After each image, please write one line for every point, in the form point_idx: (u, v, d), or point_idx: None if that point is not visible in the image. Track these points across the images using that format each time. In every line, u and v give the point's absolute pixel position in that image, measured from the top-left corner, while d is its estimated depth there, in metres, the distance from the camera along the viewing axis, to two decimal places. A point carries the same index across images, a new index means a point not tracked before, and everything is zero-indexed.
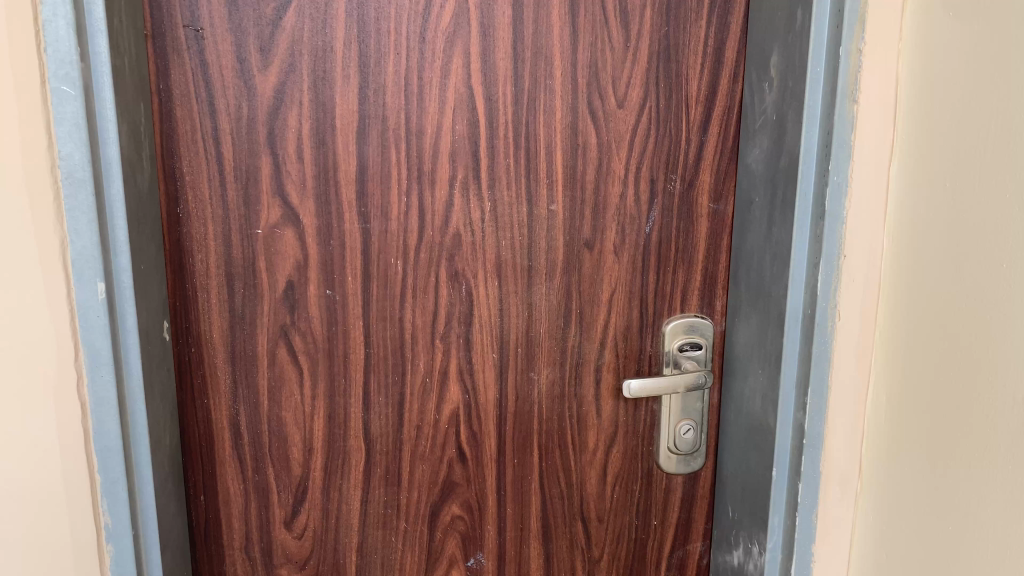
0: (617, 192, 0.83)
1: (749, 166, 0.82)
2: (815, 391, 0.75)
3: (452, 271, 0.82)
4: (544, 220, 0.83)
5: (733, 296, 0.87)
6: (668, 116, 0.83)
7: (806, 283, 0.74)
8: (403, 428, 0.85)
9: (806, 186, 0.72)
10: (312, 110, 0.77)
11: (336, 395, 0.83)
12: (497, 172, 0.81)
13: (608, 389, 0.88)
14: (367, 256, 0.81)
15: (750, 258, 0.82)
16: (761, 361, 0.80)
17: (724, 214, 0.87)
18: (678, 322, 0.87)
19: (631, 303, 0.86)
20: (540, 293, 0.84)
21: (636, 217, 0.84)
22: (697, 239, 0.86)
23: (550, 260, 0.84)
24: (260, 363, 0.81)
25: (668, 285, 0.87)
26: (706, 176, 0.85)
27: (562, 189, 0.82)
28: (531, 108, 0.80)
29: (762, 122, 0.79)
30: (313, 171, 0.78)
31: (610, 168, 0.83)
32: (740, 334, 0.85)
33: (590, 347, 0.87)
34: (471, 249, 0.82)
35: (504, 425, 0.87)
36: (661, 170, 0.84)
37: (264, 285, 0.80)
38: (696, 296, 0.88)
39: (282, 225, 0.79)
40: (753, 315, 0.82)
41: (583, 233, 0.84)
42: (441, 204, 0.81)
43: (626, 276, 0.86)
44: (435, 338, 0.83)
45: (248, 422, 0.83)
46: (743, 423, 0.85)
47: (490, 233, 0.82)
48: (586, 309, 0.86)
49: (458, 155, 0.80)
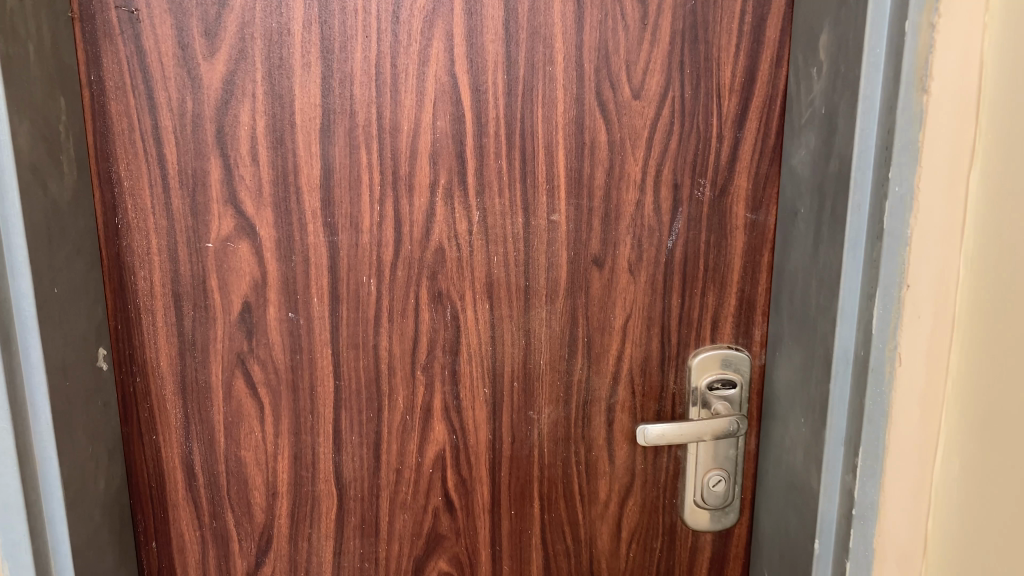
0: (633, 200, 0.70)
1: (795, 168, 0.67)
2: (868, 452, 0.60)
3: (435, 293, 0.70)
4: (544, 234, 0.70)
5: (773, 325, 0.72)
6: (696, 107, 0.69)
7: (859, 319, 0.60)
8: (380, 472, 0.73)
9: (861, 199, 0.58)
10: (267, 103, 0.65)
11: (302, 433, 0.72)
12: (488, 176, 0.68)
13: (622, 432, 0.75)
14: (335, 274, 0.69)
15: (793, 282, 0.68)
16: (805, 410, 0.66)
17: (764, 225, 0.71)
18: (712, 354, 0.73)
19: (650, 332, 0.73)
20: (539, 319, 0.72)
21: (656, 229, 0.71)
22: (732, 256, 0.72)
23: (551, 279, 0.71)
24: (215, 396, 0.71)
25: (696, 311, 0.73)
26: (743, 180, 0.71)
27: (565, 196, 0.69)
28: (528, 101, 0.67)
29: (810, 117, 0.64)
30: (269, 175, 0.66)
31: (625, 171, 0.69)
32: (782, 373, 0.70)
33: (599, 382, 0.73)
34: (457, 266, 0.70)
35: (499, 471, 0.75)
36: (687, 174, 0.70)
37: (217, 307, 0.69)
38: (730, 324, 0.73)
39: (235, 237, 0.68)
40: (795, 351, 0.68)
41: (591, 249, 0.70)
42: (421, 214, 0.68)
43: (644, 300, 0.72)
44: (417, 369, 0.72)
45: (203, 462, 0.72)
46: (782, 479, 0.71)
47: (479, 248, 0.70)
48: (595, 337, 0.72)
49: (441, 157, 0.67)
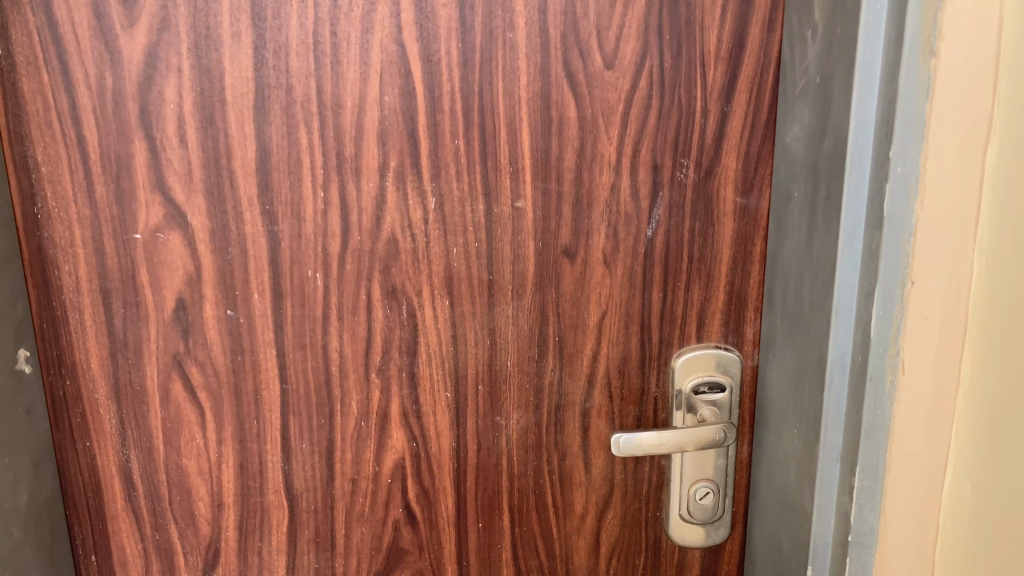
0: (607, 183, 0.62)
1: (788, 146, 0.59)
2: (866, 472, 0.53)
3: (388, 288, 0.63)
4: (509, 222, 0.62)
5: (766, 323, 0.65)
6: (677, 78, 0.61)
7: (856, 320, 0.52)
8: (334, 482, 0.67)
9: (859, 182, 0.50)
10: (194, 78, 0.58)
11: (247, 440, 0.66)
12: (444, 157, 0.61)
13: (599, 439, 0.68)
14: (276, 268, 0.62)
15: (786, 276, 0.60)
16: (798, 420, 0.59)
17: (756, 210, 0.64)
18: (698, 354, 0.66)
19: (629, 330, 0.65)
20: (505, 316, 0.65)
21: (634, 215, 0.63)
22: (720, 245, 0.64)
23: (518, 273, 0.64)
24: (151, 401, 0.65)
25: (680, 306, 0.65)
26: (732, 160, 0.63)
27: (532, 179, 0.62)
28: (487, 73, 0.59)
29: (805, 88, 0.56)
30: (199, 158, 0.60)
31: (598, 152, 0.62)
32: (774, 377, 0.63)
33: (573, 386, 0.66)
34: (412, 259, 0.63)
35: (464, 481, 0.68)
36: (668, 154, 0.62)
37: (149, 304, 0.63)
38: (719, 321, 0.66)
39: (165, 228, 0.61)
40: (788, 354, 0.60)
41: (561, 239, 0.63)
42: (370, 200, 0.61)
43: (622, 295, 0.64)
44: (371, 372, 0.65)
45: (142, 471, 0.66)
46: (774, 493, 0.64)
47: (436, 238, 0.63)
48: (568, 336, 0.65)
49: (390, 137, 0.60)
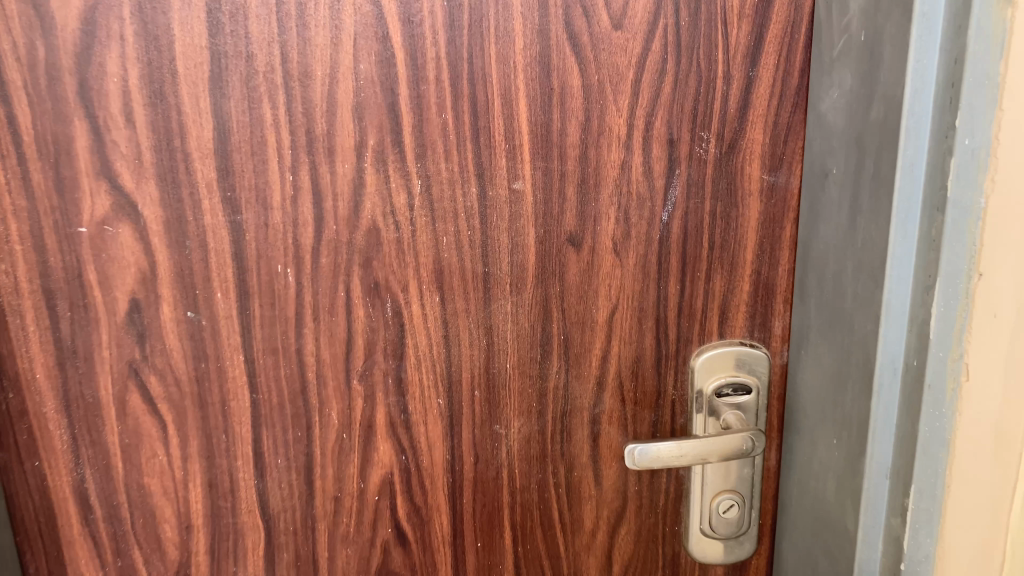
0: (617, 161, 0.55)
1: (825, 117, 0.51)
2: (922, 493, 0.45)
3: (370, 284, 0.56)
4: (506, 206, 0.55)
5: (797, 319, 0.57)
6: (696, 38, 0.53)
7: (910, 318, 0.45)
8: (315, 500, 0.60)
9: (916, 156, 0.43)
10: (140, 46, 0.50)
11: (216, 455, 0.59)
12: (429, 134, 0.53)
13: (610, 449, 0.60)
14: (241, 263, 0.55)
15: (823, 265, 0.52)
16: (838, 430, 0.51)
17: (785, 189, 0.56)
18: (720, 352, 0.58)
19: (642, 327, 0.58)
20: (503, 313, 0.57)
21: (647, 197, 0.55)
22: (745, 229, 0.56)
23: (516, 264, 0.56)
24: (106, 415, 0.57)
25: (700, 299, 0.58)
26: (758, 133, 0.55)
27: (530, 157, 0.54)
28: (477, 35, 0.52)
29: (846, 49, 0.48)
30: (149, 139, 0.52)
31: (606, 125, 0.54)
32: (808, 378, 0.56)
33: (580, 390, 0.59)
34: (396, 250, 0.55)
35: (460, 497, 0.61)
36: (686, 126, 0.54)
37: (99, 307, 0.55)
38: (743, 315, 0.58)
39: (113, 219, 0.53)
40: (826, 355, 0.53)
41: (566, 225, 0.56)
42: (346, 185, 0.54)
43: (634, 287, 0.57)
44: (352, 378, 0.58)
45: (100, 493, 0.59)
46: (807, 508, 0.57)
47: (423, 227, 0.55)
48: (574, 334, 0.58)
49: (368, 111, 0.52)
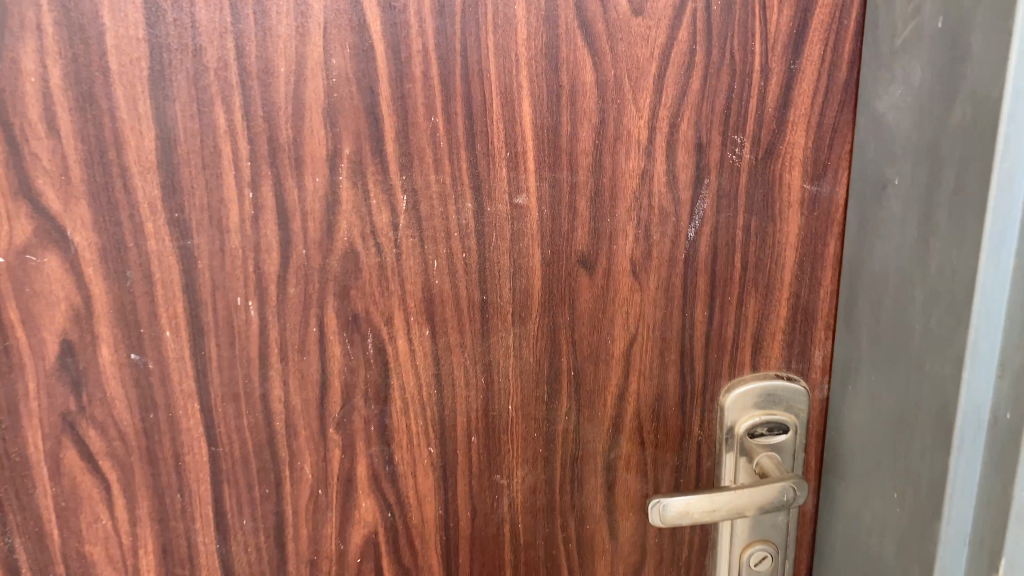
0: (636, 170, 0.46)
1: (883, 117, 0.44)
2: (1014, 567, 0.38)
3: (347, 318, 0.47)
4: (507, 224, 0.47)
5: (842, 348, 0.50)
6: (730, 24, 0.45)
7: (1002, 363, 0.37)
8: (287, 565, 0.52)
9: (1014, 171, 0.35)
10: (62, 39, 0.41)
11: (170, 518, 0.50)
12: (416, 141, 0.45)
13: (627, 498, 0.53)
14: (194, 296, 0.46)
15: (880, 290, 0.45)
16: (900, 483, 0.44)
17: (830, 200, 0.48)
18: (752, 388, 0.51)
19: (664, 360, 0.50)
20: (505, 348, 0.49)
21: (671, 211, 0.47)
22: (782, 247, 0.49)
23: (520, 290, 0.48)
24: (38, 475, 0.48)
25: (730, 327, 0.50)
26: (800, 135, 0.47)
27: (535, 167, 0.46)
28: (472, 23, 0.43)
29: (916, 38, 0.40)
30: (77, 151, 0.42)
31: (624, 128, 0.46)
32: (857, 419, 0.48)
33: (593, 433, 0.51)
34: (377, 278, 0.47)
35: (455, 556, 0.53)
36: (716, 129, 0.46)
37: (23, 349, 0.45)
38: (779, 344, 0.51)
39: (37, 248, 0.44)
40: (883, 394, 0.45)
41: (578, 245, 0.47)
42: (317, 202, 0.45)
43: (656, 315, 0.49)
44: (328, 426, 0.49)
45: (33, 564, 0.49)
46: (854, 565, 0.50)
47: (410, 250, 0.47)
48: (587, 369, 0.50)
49: (342, 115, 0.44)
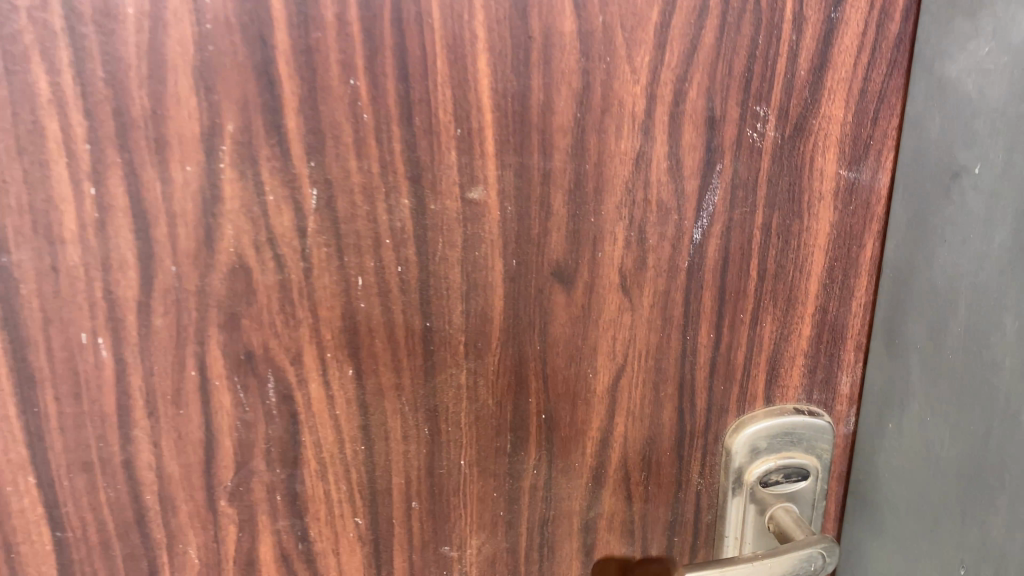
0: (628, 152, 0.35)
1: (954, 83, 0.33)
2: None
3: (238, 356, 0.35)
4: (457, 227, 0.35)
5: (877, 375, 0.40)
6: None
7: None
8: None
9: None
10: None
11: None
12: (329, 114, 0.32)
13: (608, 563, 0.42)
14: (18, 332, 0.33)
15: (941, 309, 0.35)
16: (971, 558, 0.34)
17: (870, 189, 0.38)
18: (769, 426, 0.40)
19: (658, 396, 0.39)
20: (455, 390, 0.37)
21: (672, 207, 0.36)
22: (809, 250, 0.38)
23: (475, 315, 0.36)
24: None
25: (741, 352, 0.39)
26: (838, 107, 0.36)
27: (495, 149, 0.34)
28: None
29: None
30: None
31: (614, 97, 0.34)
32: (897, 466, 0.39)
33: (568, 490, 0.40)
34: (279, 302, 0.34)
35: None
36: (733, 98, 0.35)
37: None
38: (799, 371, 0.40)
39: None
40: (945, 441, 0.36)
41: (551, 253, 0.36)
42: (191, 200, 0.32)
43: (649, 341, 0.38)
44: (219, 498, 0.37)
45: None
46: None
47: (325, 264, 0.34)
48: (561, 411, 0.39)
49: (222, 76, 0.31)
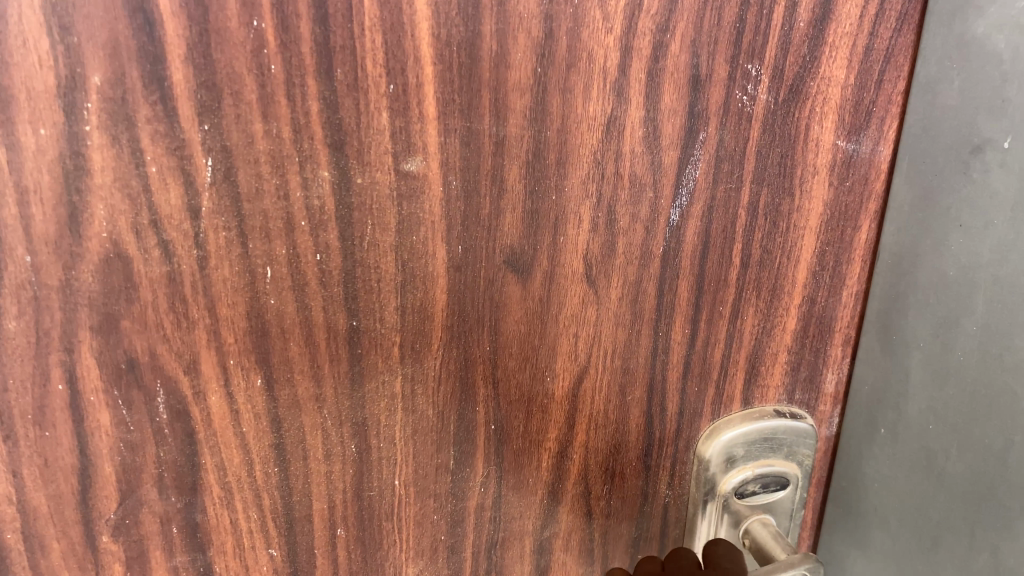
0: (598, 117, 0.29)
1: (980, 41, 0.28)
2: None
3: (118, 366, 0.28)
4: (390, 207, 0.28)
5: (867, 374, 0.35)
6: None
7: None
8: None
9: None
10: None
11: None
12: (227, 64, 0.25)
13: None
14: None
15: (953, 302, 0.30)
16: None
17: (868, 163, 0.33)
18: (747, 432, 0.36)
19: (624, 400, 0.34)
20: (388, 399, 0.31)
21: (648, 181, 0.31)
22: (799, 232, 0.33)
23: (413, 312, 0.30)
24: None
25: (718, 349, 0.34)
26: (839, 67, 0.31)
27: (438, 111, 0.27)
28: None
29: None
30: None
31: (581, 49, 0.28)
32: (888, 476, 0.34)
33: (520, 508, 0.35)
34: (167, 299, 0.27)
35: None
36: (722, 53, 0.29)
37: None
38: (781, 369, 0.36)
39: None
40: (950, 452, 0.31)
41: (503, 237, 0.30)
42: (48, 171, 0.25)
43: (616, 338, 0.33)
44: (99, 534, 0.30)
45: None
46: None
47: (226, 253, 0.27)
48: (515, 420, 0.33)
49: (81, 11, 0.23)
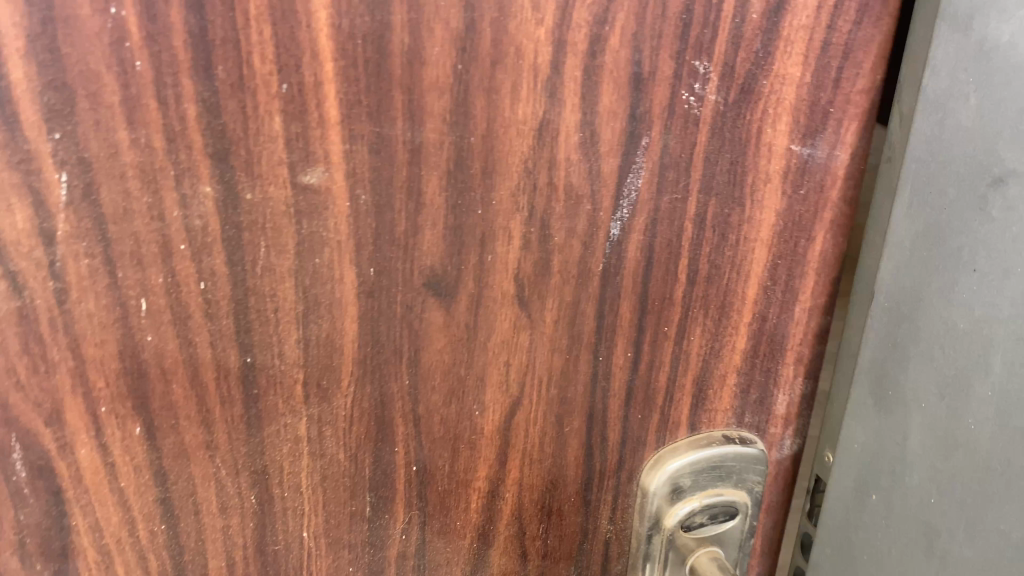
0: (528, 120, 0.25)
1: (1004, 52, 0.24)
2: None
3: None
4: (288, 225, 0.24)
5: (855, 428, 0.32)
6: None
7: None
8: None
9: None
10: None
11: None
12: (79, 60, 0.21)
13: None
14: None
15: (973, 362, 0.27)
16: None
17: (824, 169, 0.30)
18: (694, 461, 0.33)
19: (562, 432, 0.31)
20: (293, 445, 0.27)
21: (585, 192, 0.27)
22: (750, 245, 0.30)
23: (318, 346, 0.26)
24: None
25: (663, 373, 0.31)
26: (795, 63, 0.27)
27: (341, 115, 0.23)
28: None
29: None
30: None
31: (509, 43, 0.24)
32: (894, 546, 0.31)
33: (446, 554, 0.31)
34: (19, 340, 0.23)
35: None
36: (667, 48, 0.26)
37: None
38: (730, 392, 0.33)
39: None
40: (982, 527, 0.28)
41: (422, 258, 0.26)
42: None
43: (552, 367, 0.30)
44: None
45: None
46: None
47: (90, 283, 0.23)
48: (439, 461, 0.29)
49: None
